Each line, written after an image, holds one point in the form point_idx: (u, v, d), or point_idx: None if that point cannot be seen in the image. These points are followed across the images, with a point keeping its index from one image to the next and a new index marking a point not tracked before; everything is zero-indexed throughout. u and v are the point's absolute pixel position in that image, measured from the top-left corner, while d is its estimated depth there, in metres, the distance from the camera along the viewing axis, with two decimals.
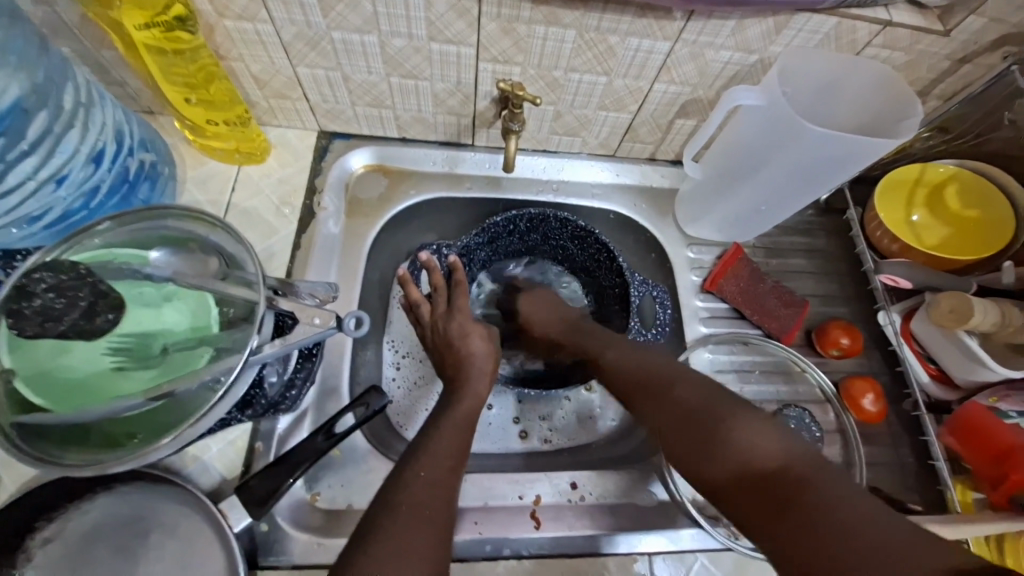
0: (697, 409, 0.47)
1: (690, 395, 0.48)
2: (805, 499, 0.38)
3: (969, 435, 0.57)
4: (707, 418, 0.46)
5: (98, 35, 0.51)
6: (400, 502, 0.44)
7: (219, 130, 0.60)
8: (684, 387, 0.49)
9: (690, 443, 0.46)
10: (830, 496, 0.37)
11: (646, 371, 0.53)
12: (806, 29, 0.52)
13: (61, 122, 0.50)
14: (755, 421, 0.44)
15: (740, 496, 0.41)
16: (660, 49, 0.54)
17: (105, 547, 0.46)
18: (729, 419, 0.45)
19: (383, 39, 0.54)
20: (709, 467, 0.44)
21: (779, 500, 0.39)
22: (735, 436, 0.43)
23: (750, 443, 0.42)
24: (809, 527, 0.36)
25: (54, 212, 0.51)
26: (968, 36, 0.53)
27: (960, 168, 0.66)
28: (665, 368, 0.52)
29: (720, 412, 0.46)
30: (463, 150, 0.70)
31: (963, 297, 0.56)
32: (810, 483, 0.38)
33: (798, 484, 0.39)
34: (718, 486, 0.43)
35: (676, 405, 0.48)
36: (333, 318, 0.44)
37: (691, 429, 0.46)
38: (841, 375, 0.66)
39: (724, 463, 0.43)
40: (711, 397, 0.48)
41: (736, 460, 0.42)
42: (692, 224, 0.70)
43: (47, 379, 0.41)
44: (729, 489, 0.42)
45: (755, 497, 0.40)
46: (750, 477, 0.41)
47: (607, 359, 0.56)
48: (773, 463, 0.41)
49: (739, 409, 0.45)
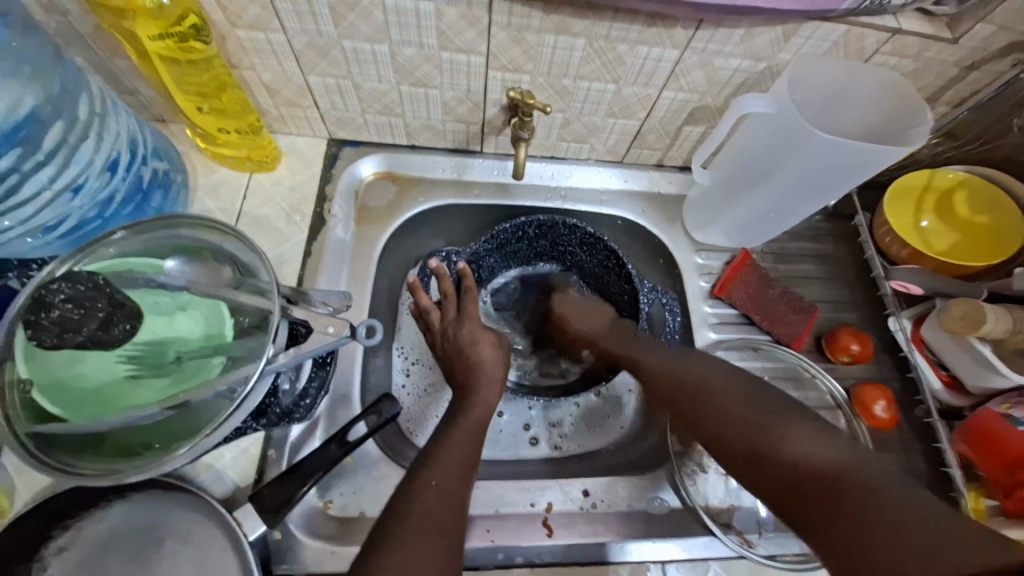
0: (743, 414, 0.47)
1: (732, 403, 0.49)
2: (866, 505, 0.38)
3: (981, 441, 0.57)
4: (757, 428, 0.46)
5: (113, 45, 0.52)
6: (411, 512, 0.44)
7: (230, 138, 0.61)
8: (731, 394, 0.49)
9: (740, 448, 0.46)
10: (887, 502, 0.37)
11: (687, 377, 0.53)
12: (815, 37, 0.52)
13: (77, 132, 0.50)
14: (805, 426, 0.45)
15: (796, 502, 0.41)
16: (668, 57, 0.54)
17: (119, 555, 0.46)
18: (778, 425, 0.45)
19: (394, 48, 0.54)
20: (766, 476, 0.44)
21: (837, 507, 0.39)
22: (787, 442, 0.44)
23: (804, 450, 0.43)
24: (870, 538, 0.36)
25: (70, 221, 0.52)
26: (976, 44, 0.53)
27: (969, 174, 0.66)
28: (706, 373, 0.52)
29: (768, 417, 0.46)
30: (471, 157, 0.70)
31: (976, 304, 0.56)
32: (868, 489, 0.39)
33: (852, 490, 0.39)
34: (773, 494, 0.43)
35: (724, 410, 0.48)
36: (347, 327, 0.44)
37: (737, 438, 0.46)
38: (851, 381, 0.65)
39: (777, 469, 0.43)
40: (758, 402, 0.48)
41: (788, 465, 0.43)
42: (701, 230, 0.70)
43: (64, 388, 0.41)
44: (786, 498, 0.42)
45: (812, 504, 0.40)
46: (805, 483, 0.41)
47: (647, 364, 0.56)
48: (828, 467, 0.41)
49: (786, 416, 0.46)
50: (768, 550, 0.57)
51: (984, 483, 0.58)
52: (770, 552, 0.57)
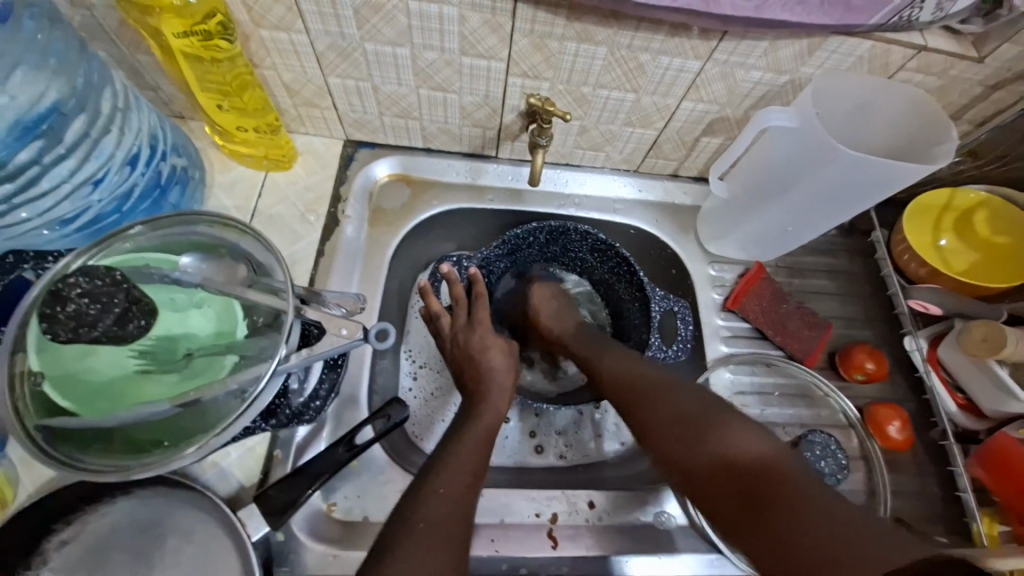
0: (688, 411, 0.50)
1: (676, 398, 0.52)
2: (785, 495, 0.42)
3: (998, 468, 0.55)
4: (698, 424, 0.49)
5: (137, 41, 0.52)
6: (416, 520, 0.43)
7: (248, 137, 0.61)
8: (676, 390, 0.52)
9: (684, 450, 0.48)
10: (809, 495, 0.42)
11: (636, 374, 0.55)
12: (840, 51, 0.52)
13: (98, 126, 0.51)
14: (741, 426, 0.48)
15: (730, 498, 0.45)
16: (690, 67, 0.54)
17: (121, 551, 0.46)
18: (718, 427, 0.48)
19: (415, 51, 0.54)
20: (704, 468, 0.47)
21: (771, 502, 0.42)
22: (726, 441, 0.47)
23: (739, 450, 0.46)
24: (794, 521, 0.40)
25: (87, 215, 0.52)
26: (1003, 63, 0.53)
27: (991, 195, 0.65)
28: (654, 371, 0.55)
29: (708, 416, 0.50)
30: (487, 161, 0.70)
31: (997, 327, 0.56)
32: (792, 485, 0.43)
33: (779, 484, 0.43)
34: (710, 488, 0.46)
35: (670, 410, 0.51)
36: (360, 329, 0.44)
37: (679, 433, 0.49)
38: (865, 400, 0.64)
39: (718, 471, 0.46)
40: (696, 398, 0.51)
41: (725, 463, 0.46)
42: (715, 241, 0.69)
43: (74, 381, 0.41)
44: (721, 490, 0.46)
45: (743, 496, 0.44)
46: (741, 484, 0.45)
47: (604, 366, 0.57)
48: (759, 465, 0.45)
49: (724, 415, 0.49)
50: None
51: (998, 509, 0.57)
52: None
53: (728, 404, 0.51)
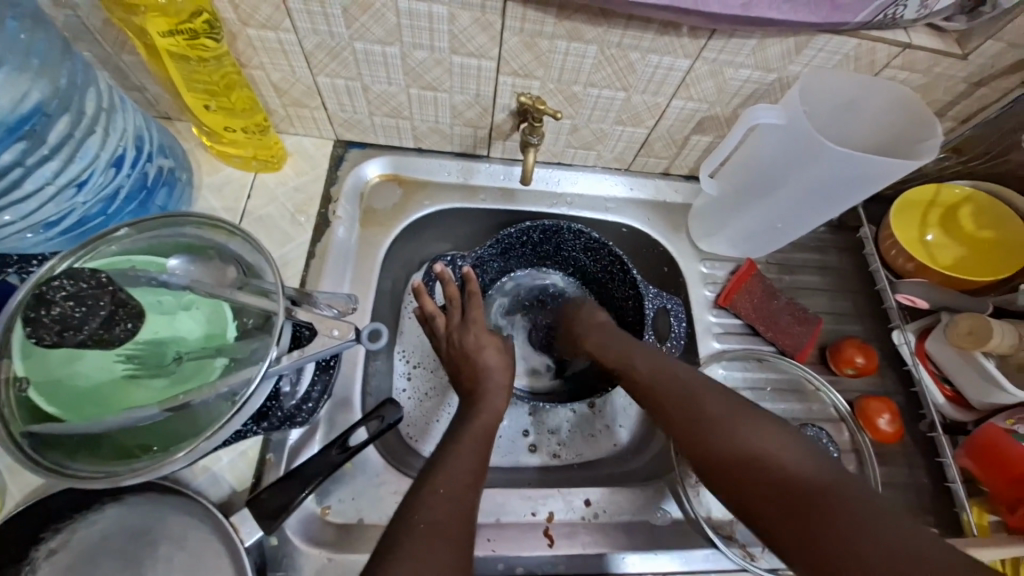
0: (731, 420, 0.47)
1: (717, 405, 0.48)
2: (847, 520, 0.38)
3: (986, 458, 0.56)
4: (744, 434, 0.45)
5: (121, 41, 0.51)
6: (418, 522, 0.43)
7: (237, 137, 0.60)
8: (719, 396, 0.49)
9: (719, 451, 0.46)
10: (874, 521, 0.38)
11: (675, 380, 0.52)
12: (827, 49, 0.52)
13: (83, 127, 0.50)
14: (782, 433, 0.45)
15: (782, 519, 0.41)
16: (680, 66, 0.54)
17: (112, 559, 0.45)
18: (758, 432, 0.45)
19: (405, 50, 0.54)
20: (753, 485, 0.43)
21: (825, 527, 0.38)
22: (766, 446, 0.44)
23: (792, 467, 0.42)
24: (859, 549, 0.36)
25: (72, 217, 0.51)
26: (985, 60, 0.53)
27: (975, 190, 0.66)
28: (692, 376, 0.52)
29: (754, 427, 0.46)
30: (478, 161, 0.70)
31: (983, 319, 0.57)
32: (854, 508, 0.39)
33: (840, 508, 0.39)
34: (759, 507, 0.42)
35: (713, 418, 0.47)
36: (352, 330, 0.44)
37: (722, 443, 0.46)
38: (856, 394, 0.65)
39: (757, 477, 0.43)
40: (740, 407, 0.48)
41: (774, 478, 0.42)
42: (707, 239, 0.69)
43: (60, 387, 0.40)
44: (771, 509, 0.42)
45: (797, 518, 0.40)
46: (793, 505, 0.41)
47: (637, 367, 0.55)
48: (815, 484, 0.41)
49: (772, 427, 0.46)
50: (771, 563, 0.56)
51: (988, 498, 0.58)
52: (773, 565, 0.56)
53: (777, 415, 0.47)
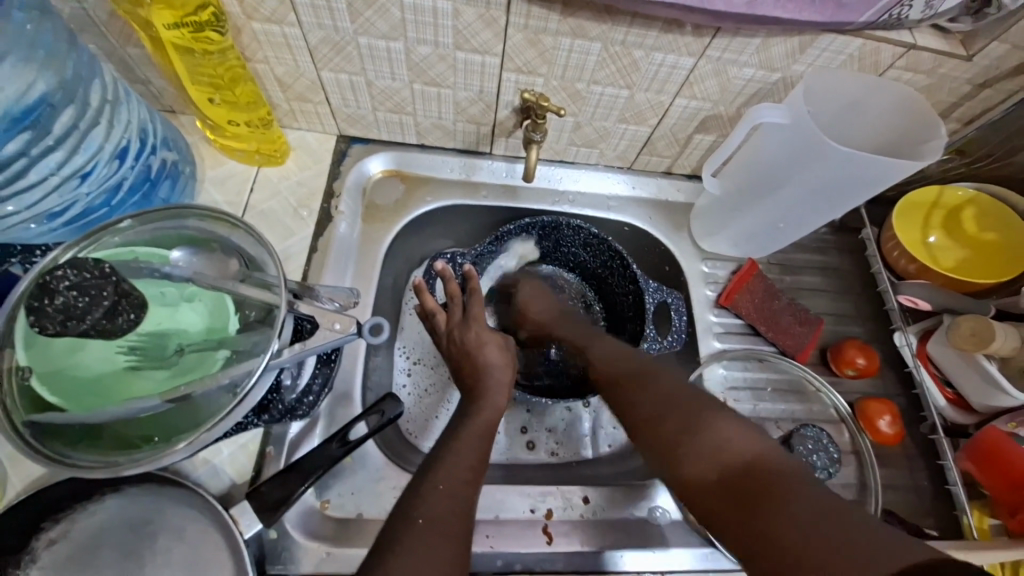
0: (676, 400, 0.49)
1: (667, 387, 0.51)
2: (775, 490, 0.39)
3: (987, 462, 0.56)
4: (687, 414, 0.48)
5: (127, 33, 0.52)
6: (417, 517, 0.43)
7: (240, 131, 0.60)
8: (670, 381, 0.52)
9: (662, 424, 0.48)
10: (800, 492, 0.39)
11: (629, 366, 0.55)
12: (830, 49, 0.52)
13: (88, 118, 0.50)
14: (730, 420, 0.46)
15: (718, 494, 0.42)
16: (683, 64, 0.54)
17: (112, 549, 0.45)
18: (707, 420, 0.47)
19: (409, 46, 0.54)
20: (690, 459, 0.45)
21: (754, 497, 0.40)
22: (706, 424, 0.46)
23: (729, 441, 0.44)
24: (781, 515, 0.37)
25: (76, 208, 0.52)
26: (991, 62, 0.53)
27: (979, 193, 0.65)
28: (646, 363, 0.55)
29: (698, 408, 0.48)
30: (480, 158, 0.70)
31: (985, 322, 0.56)
32: (784, 480, 0.40)
33: (768, 480, 0.41)
34: (694, 480, 0.44)
35: (660, 397, 0.50)
36: (352, 324, 0.43)
37: (665, 420, 0.48)
38: (856, 395, 0.65)
39: (695, 452, 0.45)
40: (690, 390, 0.50)
41: (712, 454, 0.44)
42: (709, 239, 0.69)
43: (62, 378, 0.40)
44: (706, 484, 0.43)
45: (727, 488, 0.42)
46: (724, 476, 0.42)
47: (597, 360, 0.58)
48: (748, 458, 0.43)
49: (717, 410, 0.47)
50: None
51: (988, 502, 0.58)
52: None
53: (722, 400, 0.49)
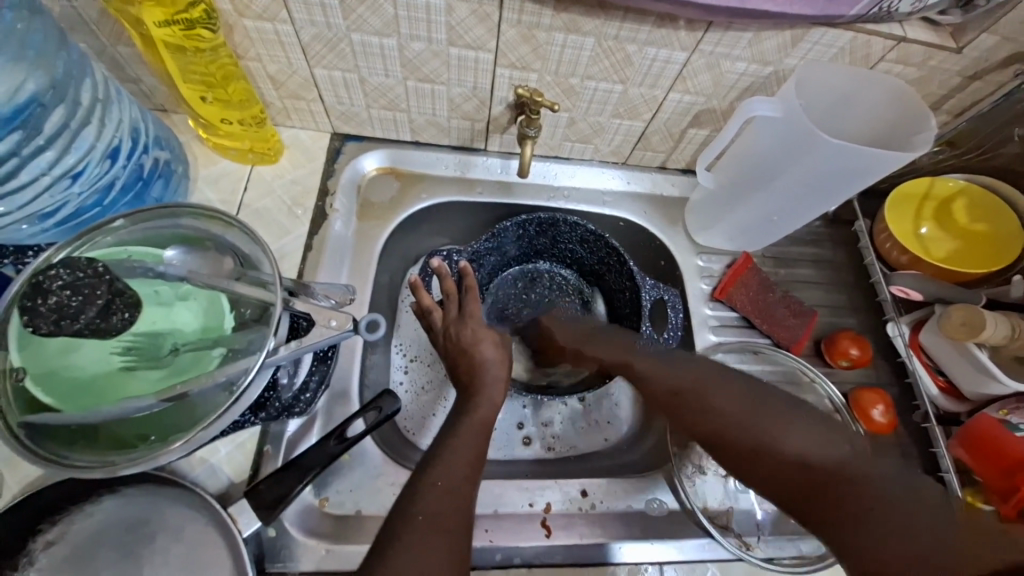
0: (738, 408, 0.44)
1: (724, 395, 0.46)
2: (869, 505, 0.36)
3: (979, 447, 0.57)
4: (755, 423, 0.43)
5: (117, 31, 0.51)
6: (417, 512, 0.43)
7: (233, 129, 0.60)
8: (725, 385, 0.47)
9: (731, 437, 0.43)
10: (895, 500, 0.36)
11: (675, 373, 0.50)
12: (822, 42, 0.53)
13: (78, 117, 0.50)
14: (799, 417, 0.43)
15: (805, 510, 0.39)
16: (677, 59, 0.55)
17: (110, 550, 0.45)
18: (774, 418, 0.43)
19: (402, 42, 0.54)
20: (771, 474, 0.41)
21: (850, 515, 0.36)
22: (780, 433, 0.42)
23: (809, 450, 0.40)
24: (884, 534, 0.35)
25: (67, 208, 0.51)
26: (980, 54, 0.54)
27: (969, 183, 0.66)
28: (694, 366, 0.50)
29: (766, 413, 0.43)
30: (475, 155, 0.70)
31: (976, 310, 0.57)
32: (875, 488, 0.37)
33: (857, 489, 0.37)
34: (779, 495, 0.40)
35: (719, 405, 0.45)
36: (349, 320, 0.43)
37: (734, 430, 0.43)
38: (850, 386, 0.66)
39: (774, 466, 0.41)
40: (750, 394, 0.45)
41: (793, 465, 0.40)
42: (703, 233, 0.70)
43: (57, 378, 0.40)
44: (792, 499, 0.39)
45: (816, 505, 0.38)
46: (812, 492, 0.38)
47: (638, 365, 0.53)
48: (833, 467, 0.39)
49: (785, 414, 0.43)
50: (767, 553, 0.57)
51: (981, 489, 0.57)
52: (769, 555, 0.56)
53: (790, 400, 0.45)
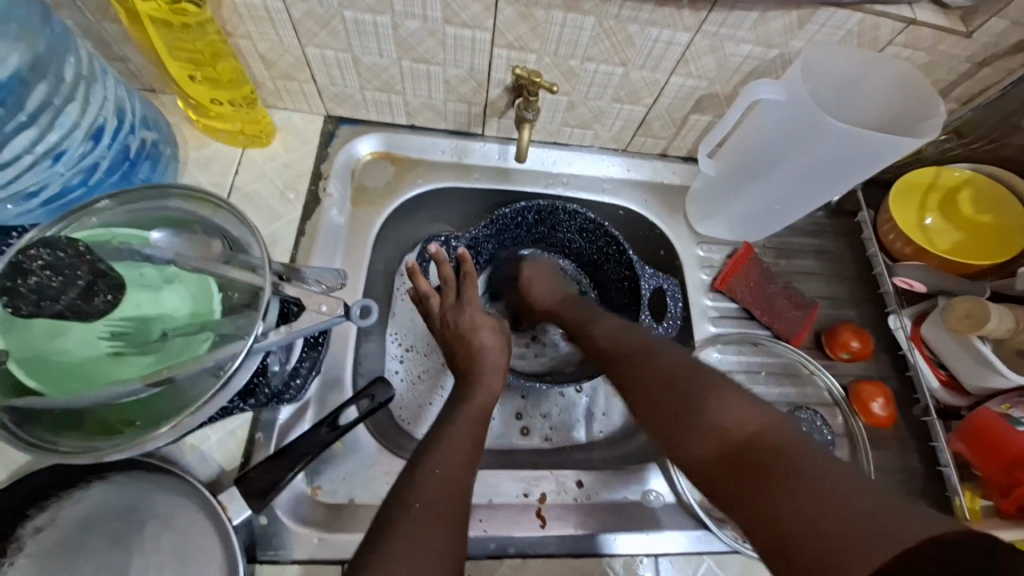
0: (674, 380, 0.49)
1: (665, 364, 0.51)
2: (785, 471, 0.39)
3: (981, 442, 0.56)
4: (688, 393, 0.47)
5: (103, 7, 0.49)
6: (415, 500, 0.42)
7: (223, 110, 0.58)
8: (670, 362, 0.51)
9: (671, 412, 0.47)
10: (803, 472, 0.39)
11: (630, 347, 0.55)
12: (829, 24, 0.51)
13: (62, 94, 0.48)
14: (739, 396, 0.46)
15: (725, 476, 0.42)
16: (679, 40, 0.53)
17: (98, 537, 0.44)
18: (717, 397, 0.46)
19: (396, 20, 0.52)
20: (699, 445, 0.44)
21: (767, 478, 0.40)
22: (711, 406, 0.45)
23: (730, 419, 0.44)
24: (790, 494, 0.38)
25: (51, 189, 0.50)
26: (990, 39, 0.52)
27: (975, 174, 0.65)
28: (643, 340, 0.55)
29: (695, 386, 0.48)
30: (473, 140, 0.68)
31: (980, 302, 0.56)
32: (788, 455, 0.40)
33: (770, 454, 0.41)
34: (698, 463, 0.44)
35: (659, 378, 0.50)
36: (340, 307, 0.42)
37: (668, 400, 0.48)
38: (850, 378, 0.65)
39: (701, 436, 0.45)
40: (692, 370, 0.49)
41: (717, 435, 0.44)
42: (704, 221, 0.69)
43: (41, 362, 0.39)
44: (715, 466, 0.43)
45: (735, 469, 0.42)
46: (727, 456, 0.43)
47: (596, 331, 0.59)
48: (749, 432, 0.43)
49: (713, 386, 0.47)
50: None
51: (980, 483, 0.58)
52: None
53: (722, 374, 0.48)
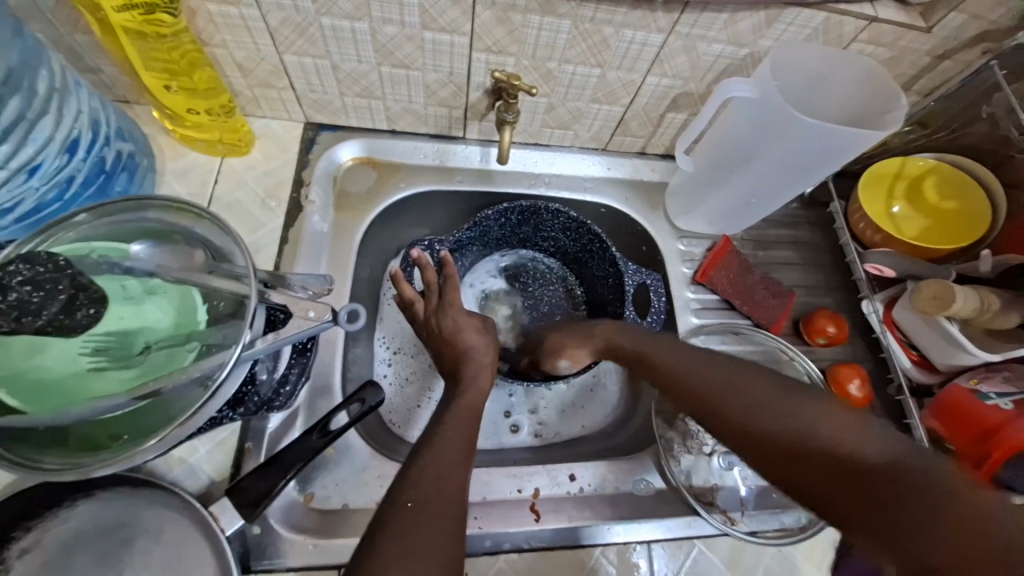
0: (770, 401, 0.46)
1: (755, 387, 0.48)
2: (913, 489, 0.36)
3: (952, 418, 0.58)
4: (788, 416, 0.44)
5: (74, 19, 0.49)
6: (406, 501, 0.43)
7: (200, 120, 0.58)
8: (763, 385, 0.48)
9: (772, 433, 0.44)
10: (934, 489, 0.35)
11: (708, 371, 0.50)
12: (796, 23, 0.53)
13: (35, 108, 0.48)
14: (842, 415, 0.43)
15: (847, 500, 0.38)
16: (653, 41, 0.54)
17: (86, 555, 0.44)
18: (809, 413, 0.44)
19: (374, 25, 0.52)
20: (810, 467, 0.41)
21: (896, 501, 0.36)
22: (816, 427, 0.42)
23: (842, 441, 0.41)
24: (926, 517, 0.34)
25: (27, 204, 0.49)
26: (948, 33, 0.55)
27: (939, 162, 0.68)
28: (725, 363, 0.51)
29: (793, 408, 0.45)
30: (454, 143, 0.69)
31: (947, 285, 0.58)
32: (917, 475, 0.37)
33: (897, 477, 0.37)
34: (815, 488, 0.40)
35: (752, 402, 0.46)
36: (327, 311, 0.42)
37: (765, 422, 0.45)
38: (827, 362, 0.67)
39: (809, 459, 0.41)
40: (787, 394, 0.46)
41: (830, 456, 0.40)
42: (683, 216, 0.70)
43: (22, 380, 0.39)
44: (831, 489, 0.39)
45: (857, 493, 0.38)
46: (846, 479, 0.39)
47: (657, 358, 0.54)
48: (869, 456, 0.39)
49: (814, 409, 0.44)
50: (751, 526, 0.58)
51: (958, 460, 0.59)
52: (753, 528, 0.58)
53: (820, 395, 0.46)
